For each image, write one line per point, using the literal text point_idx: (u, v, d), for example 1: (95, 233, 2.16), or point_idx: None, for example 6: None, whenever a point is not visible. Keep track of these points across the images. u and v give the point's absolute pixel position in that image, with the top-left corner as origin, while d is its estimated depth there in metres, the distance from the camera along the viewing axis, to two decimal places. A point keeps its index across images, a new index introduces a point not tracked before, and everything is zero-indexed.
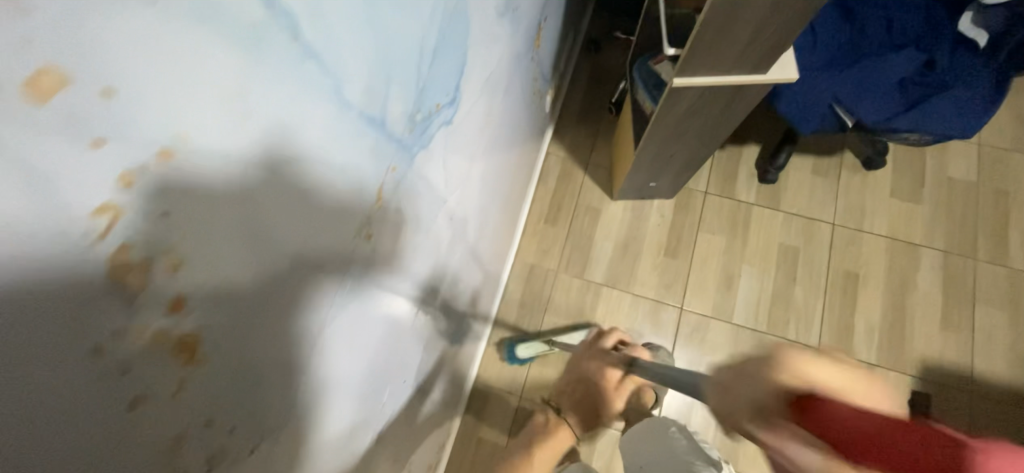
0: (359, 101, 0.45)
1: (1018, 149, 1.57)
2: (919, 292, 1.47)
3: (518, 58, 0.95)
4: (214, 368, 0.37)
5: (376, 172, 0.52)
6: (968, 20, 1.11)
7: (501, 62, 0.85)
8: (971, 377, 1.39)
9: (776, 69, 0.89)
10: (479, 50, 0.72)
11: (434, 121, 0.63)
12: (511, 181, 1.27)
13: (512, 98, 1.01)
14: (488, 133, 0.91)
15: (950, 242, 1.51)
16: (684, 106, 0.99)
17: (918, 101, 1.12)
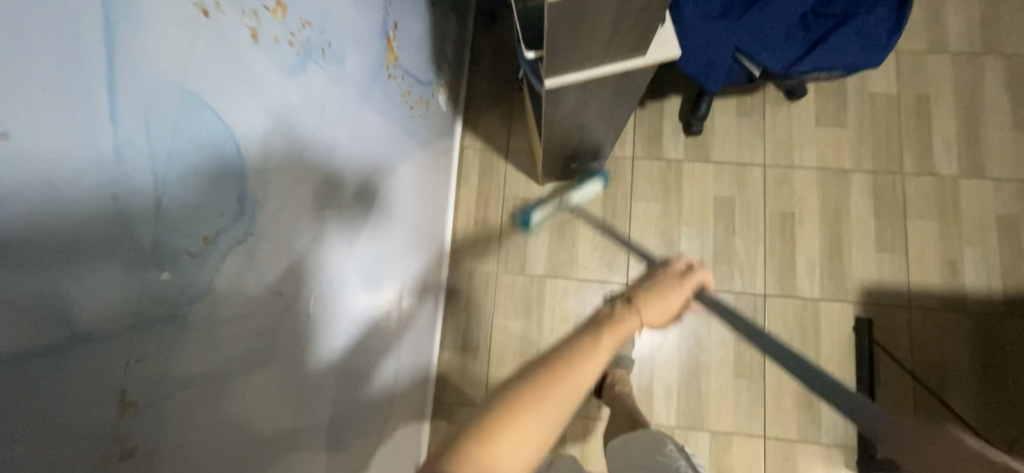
0: (161, 144, 0.40)
1: (933, 50, 1.53)
2: (853, 218, 1.46)
3: (370, 78, 0.80)
4: (43, 438, 0.32)
5: (224, 223, 0.47)
6: None
7: (342, 95, 0.70)
8: (909, 293, 1.42)
9: (655, 48, 0.78)
10: (297, 96, 0.58)
11: (284, 171, 0.57)
12: (421, 186, 1.18)
13: (379, 122, 0.86)
14: (355, 180, 0.77)
15: (876, 161, 1.49)
16: (571, 101, 0.88)
17: (821, 37, 1.04)
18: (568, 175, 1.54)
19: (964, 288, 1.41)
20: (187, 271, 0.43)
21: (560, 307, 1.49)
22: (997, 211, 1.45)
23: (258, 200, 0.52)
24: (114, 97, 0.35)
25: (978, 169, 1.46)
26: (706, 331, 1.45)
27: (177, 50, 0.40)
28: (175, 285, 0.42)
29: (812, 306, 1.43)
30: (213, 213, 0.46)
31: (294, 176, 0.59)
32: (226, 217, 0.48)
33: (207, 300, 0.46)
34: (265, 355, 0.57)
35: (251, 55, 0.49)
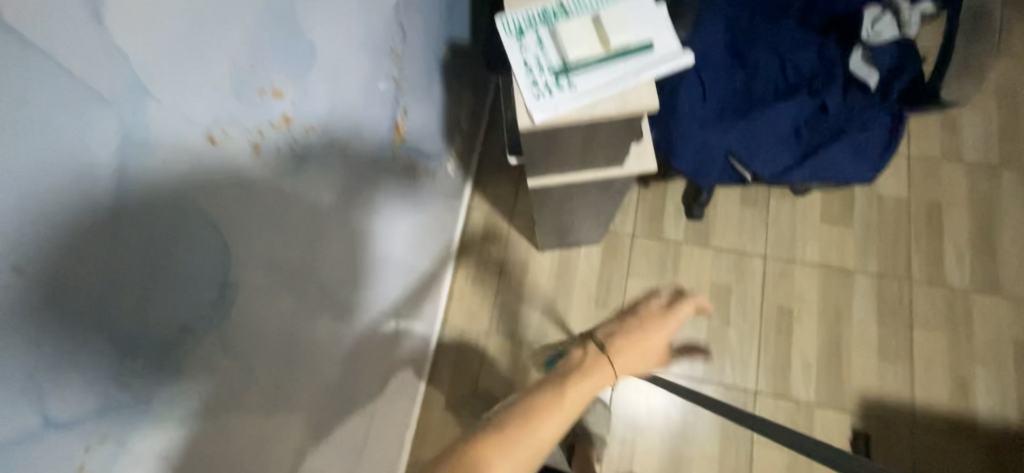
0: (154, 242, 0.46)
1: (946, 159, 1.52)
2: (854, 322, 1.43)
3: (372, 144, 0.88)
4: None
5: (200, 302, 0.53)
6: (857, 58, 1.05)
7: (339, 162, 0.78)
8: (912, 409, 1.35)
9: (632, 160, 0.84)
10: (290, 166, 0.65)
11: (268, 230, 0.63)
12: (422, 242, 1.25)
13: (378, 183, 0.94)
14: (340, 238, 0.83)
15: (883, 264, 1.46)
16: (556, 195, 0.94)
17: (812, 150, 1.07)
18: (603, 327, 1.50)
19: (973, 411, 1.33)
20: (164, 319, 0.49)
21: None
22: (1012, 331, 1.38)
23: (235, 276, 0.59)
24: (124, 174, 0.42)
25: (992, 284, 1.41)
26: (693, 421, 1.42)
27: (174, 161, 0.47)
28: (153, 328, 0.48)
29: (806, 410, 1.38)
30: (190, 295, 0.52)
31: (277, 235, 0.66)
32: (203, 294, 0.54)
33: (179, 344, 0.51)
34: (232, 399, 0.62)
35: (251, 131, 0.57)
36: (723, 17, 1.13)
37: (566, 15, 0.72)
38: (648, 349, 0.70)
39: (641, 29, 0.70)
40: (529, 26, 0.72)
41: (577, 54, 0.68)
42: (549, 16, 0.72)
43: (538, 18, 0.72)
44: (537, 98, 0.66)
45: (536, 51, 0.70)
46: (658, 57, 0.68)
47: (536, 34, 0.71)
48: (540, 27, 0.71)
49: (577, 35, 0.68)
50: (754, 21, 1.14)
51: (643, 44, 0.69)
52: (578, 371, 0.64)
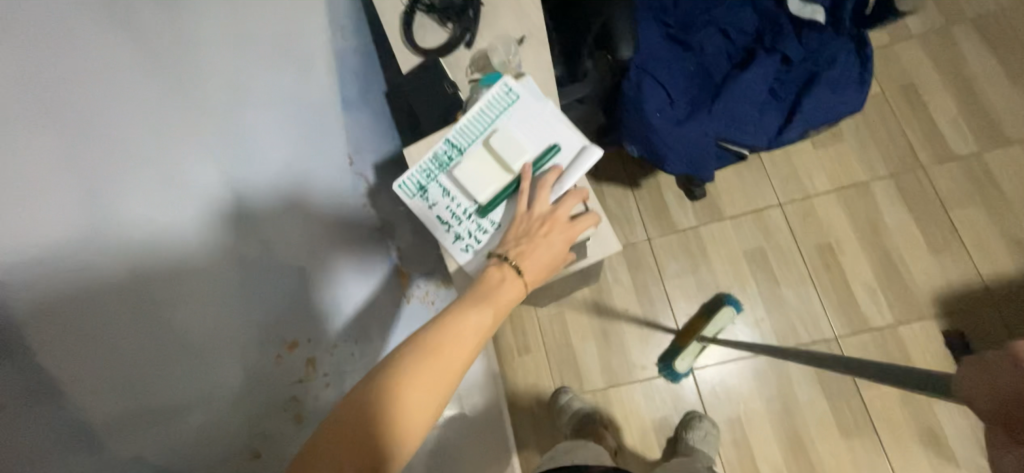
0: None
1: (898, 40, 1.52)
2: (892, 229, 1.40)
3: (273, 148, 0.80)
4: None
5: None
6: (795, 2, 1.04)
7: (235, 181, 0.71)
8: (987, 288, 1.32)
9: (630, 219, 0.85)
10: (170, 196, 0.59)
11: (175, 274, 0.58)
12: None
13: None
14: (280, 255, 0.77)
15: (890, 163, 1.44)
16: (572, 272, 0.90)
17: (795, 103, 1.04)
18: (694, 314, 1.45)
19: None
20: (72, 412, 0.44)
21: (635, 415, 1.41)
22: None
23: None
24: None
25: (998, 138, 1.41)
26: (793, 393, 1.36)
27: None
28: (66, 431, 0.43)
29: (892, 333, 1.34)
30: None
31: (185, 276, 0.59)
32: None
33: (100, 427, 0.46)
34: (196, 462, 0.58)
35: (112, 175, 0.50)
36: (651, 14, 1.11)
37: (459, 155, 0.82)
38: (547, 253, 0.69)
39: (532, 143, 0.80)
40: (430, 180, 0.82)
41: (484, 194, 0.78)
42: (443, 161, 0.82)
43: (434, 168, 0.82)
44: (465, 251, 0.79)
45: (448, 202, 0.81)
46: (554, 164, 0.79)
47: (438, 185, 0.81)
48: (441, 178, 0.81)
49: (479, 174, 0.78)
50: (680, 6, 1.12)
51: (538, 156, 0.79)
52: (494, 284, 0.65)
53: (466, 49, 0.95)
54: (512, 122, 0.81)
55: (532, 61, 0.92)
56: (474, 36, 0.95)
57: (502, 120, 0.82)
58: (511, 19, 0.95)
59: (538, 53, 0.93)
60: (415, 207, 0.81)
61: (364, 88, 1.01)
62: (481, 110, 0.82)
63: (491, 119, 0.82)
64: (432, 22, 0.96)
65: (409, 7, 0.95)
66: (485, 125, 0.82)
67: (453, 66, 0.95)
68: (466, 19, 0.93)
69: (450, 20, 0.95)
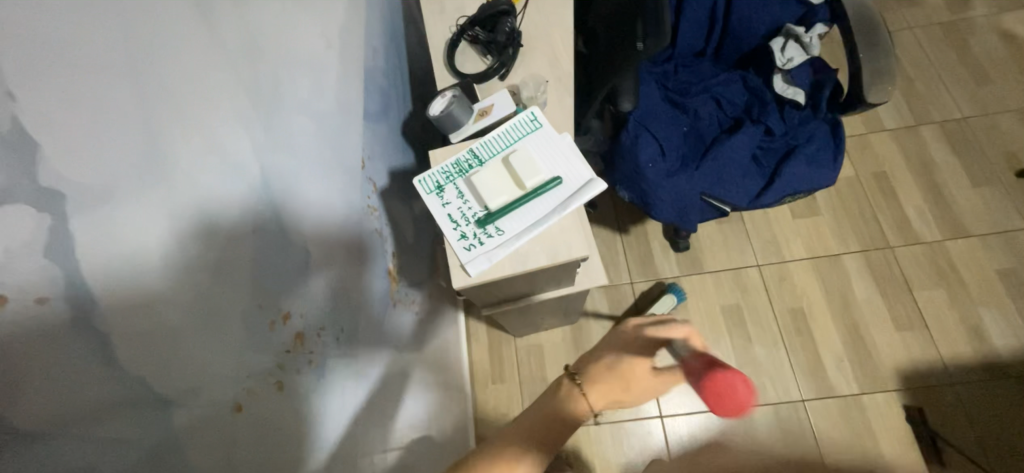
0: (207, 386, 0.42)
1: (873, 131, 1.67)
2: (861, 303, 1.48)
3: (326, 116, 0.77)
4: None
5: (255, 444, 0.48)
6: (780, 82, 1.16)
7: (293, 134, 0.66)
8: (946, 368, 1.38)
9: (586, 275, 0.89)
10: (240, 130, 0.53)
11: (236, 211, 0.50)
12: (437, 369, 1.19)
13: (378, 291, 0.89)
14: (318, 222, 0.70)
15: (862, 240, 1.54)
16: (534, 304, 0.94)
17: (776, 170, 1.13)
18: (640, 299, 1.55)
19: (996, 351, 1.39)
20: (148, 349, 0.36)
21: (604, 459, 1.39)
22: (994, 266, 1.48)
23: (280, 423, 0.52)
24: (63, 156, 0.32)
25: (957, 231, 1.52)
26: None
27: (217, 302, 0.45)
28: (139, 370, 0.35)
29: (857, 403, 1.37)
30: (244, 437, 0.46)
31: (247, 222, 0.52)
32: (255, 436, 0.48)
33: (174, 377, 0.38)
34: (272, 450, 0.50)
35: (190, 93, 0.46)
36: (653, 77, 1.23)
37: (480, 162, 0.67)
38: (633, 378, 0.59)
39: (554, 162, 0.65)
40: (448, 181, 0.67)
41: (496, 202, 0.63)
42: (464, 166, 0.67)
43: (454, 170, 0.67)
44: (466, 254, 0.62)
45: (459, 204, 0.65)
46: (569, 188, 0.63)
47: (455, 187, 0.66)
48: (458, 180, 0.67)
49: (491, 182, 0.64)
50: (679, 74, 1.25)
51: (556, 178, 0.64)
52: (553, 409, 0.59)
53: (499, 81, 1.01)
54: (540, 138, 0.67)
55: (560, 102, 0.97)
56: (508, 72, 1.00)
57: (530, 134, 0.68)
58: (545, 62, 1.00)
59: (562, 104, 0.96)
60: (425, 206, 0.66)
61: (386, 103, 1.08)
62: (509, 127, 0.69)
63: (517, 135, 0.68)
64: (476, 51, 1.04)
65: (457, 34, 1.03)
66: (513, 136, 0.68)
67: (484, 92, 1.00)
68: (500, 59, 0.99)
69: (490, 53, 1.01)
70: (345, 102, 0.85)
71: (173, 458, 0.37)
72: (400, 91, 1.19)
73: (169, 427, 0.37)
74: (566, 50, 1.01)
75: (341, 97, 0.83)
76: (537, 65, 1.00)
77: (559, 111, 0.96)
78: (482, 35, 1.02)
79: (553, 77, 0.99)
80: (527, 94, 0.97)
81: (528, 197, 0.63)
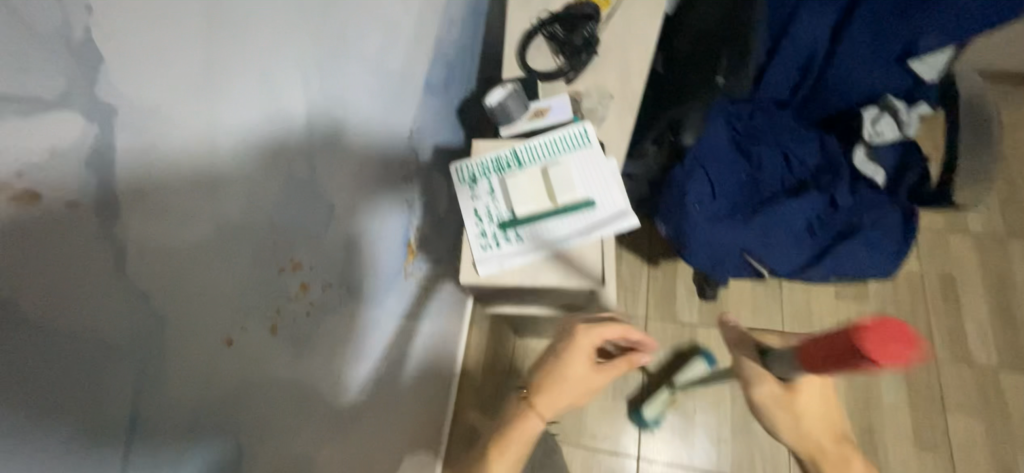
0: (202, 311, 0.44)
1: (953, 230, 1.52)
2: (885, 405, 1.38)
3: (388, 76, 0.77)
4: None
5: (235, 374, 0.50)
6: (860, 155, 1.08)
7: (352, 85, 0.66)
8: None
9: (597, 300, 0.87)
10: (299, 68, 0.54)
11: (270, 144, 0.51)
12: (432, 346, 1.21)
13: (393, 260, 0.91)
14: (350, 176, 0.71)
15: (905, 341, 1.43)
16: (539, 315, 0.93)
17: (830, 247, 1.06)
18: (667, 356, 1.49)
19: None
20: (155, 249, 0.38)
21: None
22: None
23: (261, 363, 0.54)
24: (120, 68, 0.34)
25: (1017, 362, 1.38)
26: None
27: (233, 233, 0.47)
28: (141, 267, 0.37)
29: None
30: (223, 365, 0.48)
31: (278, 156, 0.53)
32: (236, 364, 0.49)
33: (171, 281, 0.40)
34: (250, 382, 0.52)
35: (262, 30, 0.47)
36: (726, 116, 1.16)
37: (519, 164, 0.66)
38: (569, 375, 0.78)
39: (591, 184, 0.64)
40: (484, 175, 0.66)
41: (524, 209, 0.63)
42: (502, 163, 0.66)
43: (491, 166, 0.67)
44: (480, 252, 0.62)
45: (488, 202, 0.65)
46: (600, 215, 0.62)
47: (488, 183, 0.66)
48: (493, 177, 0.66)
49: (524, 189, 0.63)
50: (755, 118, 1.17)
51: (589, 201, 0.62)
52: (518, 417, 0.79)
53: (564, 84, 0.98)
54: (585, 156, 0.65)
55: (620, 120, 0.93)
56: (576, 77, 0.97)
57: (577, 149, 0.66)
58: (616, 76, 0.97)
59: (621, 122, 0.93)
60: (455, 195, 0.66)
61: (449, 78, 1.08)
62: (557, 137, 0.67)
63: (562, 147, 0.67)
64: (550, 49, 1.02)
65: (536, 28, 1.01)
66: (559, 147, 0.66)
67: (547, 91, 0.98)
68: (571, 63, 0.97)
69: (563, 53, 0.99)
70: (410, 69, 0.86)
71: (154, 373, 0.40)
72: (467, 69, 1.19)
73: (156, 344, 0.39)
74: (642, 69, 0.97)
75: (406, 64, 0.84)
76: (608, 77, 0.97)
77: (616, 129, 0.93)
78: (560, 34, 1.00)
79: (620, 94, 0.96)
80: (588, 104, 0.94)
81: (555, 213, 0.62)
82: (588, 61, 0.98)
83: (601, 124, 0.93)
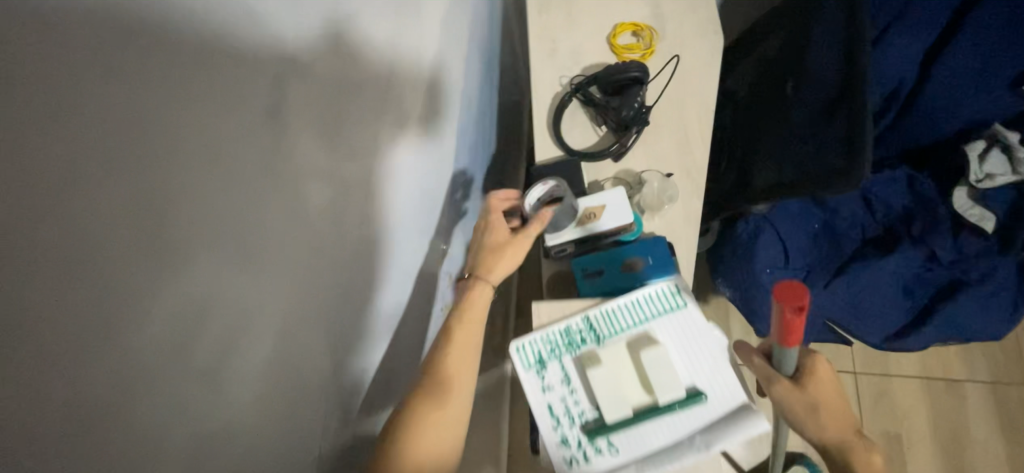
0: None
1: None
2: (974, 441, 1.26)
3: (420, 199, 0.66)
4: None
5: None
6: (963, 196, 0.90)
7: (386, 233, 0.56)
8: None
9: None
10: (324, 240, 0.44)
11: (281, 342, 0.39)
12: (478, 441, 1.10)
13: None
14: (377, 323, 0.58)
15: (992, 368, 1.29)
16: None
17: (929, 310, 0.92)
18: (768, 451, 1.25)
19: None
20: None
21: None
22: None
23: None
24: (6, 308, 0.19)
25: None
26: None
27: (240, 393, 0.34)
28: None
29: None
30: None
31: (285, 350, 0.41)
32: None
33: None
34: None
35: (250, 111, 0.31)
36: None
37: (596, 337, 0.53)
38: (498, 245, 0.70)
39: (694, 365, 0.50)
40: (553, 355, 0.53)
41: (614, 408, 0.49)
42: (575, 338, 0.53)
43: (561, 342, 0.53)
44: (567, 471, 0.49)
45: (564, 394, 0.52)
46: (714, 413, 0.48)
47: (560, 368, 0.52)
48: (566, 357, 0.53)
49: (610, 379, 0.50)
50: None
51: (697, 394, 0.49)
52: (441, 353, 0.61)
53: (612, 160, 0.83)
54: (680, 323, 0.52)
55: (685, 204, 0.78)
56: (625, 153, 0.81)
57: (669, 312, 0.52)
58: (674, 144, 0.81)
59: (686, 207, 0.78)
60: (520, 384, 0.53)
61: (473, 160, 0.92)
62: (639, 298, 0.53)
63: (648, 311, 0.53)
64: (588, 115, 0.86)
65: (570, 94, 0.85)
66: (644, 312, 0.53)
67: (591, 171, 0.83)
68: (620, 138, 0.81)
69: (606, 123, 0.83)
70: (439, 181, 0.74)
71: None
72: (487, 133, 1.03)
73: None
74: (703, 132, 0.82)
75: (439, 175, 0.72)
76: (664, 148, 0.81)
77: (682, 216, 0.78)
78: (600, 99, 0.83)
79: (681, 168, 0.81)
80: (650, 191, 0.78)
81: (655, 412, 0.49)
82: (638, 134, 0.82)
83: (663, 212, 0.78)
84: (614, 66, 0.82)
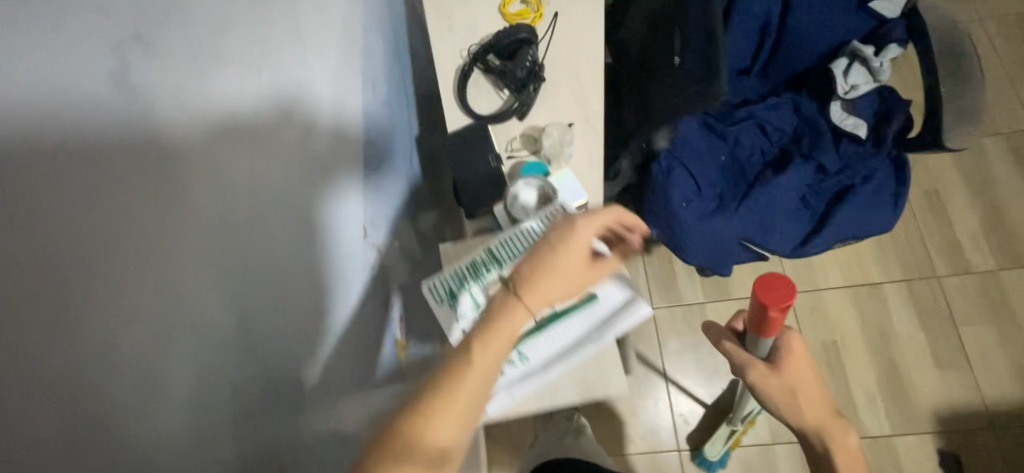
0: None
1: None
2: (899, 336, 1.38)
3: None
4: None
5: None
6: (838, 109, 1.02)
7: None
8: (987, 409, 1.30)
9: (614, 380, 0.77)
10: None
11: None
12: None
13: None
14: None
15: (906, 268, 1.43)
16: None
17: (826, 214, 1.01)
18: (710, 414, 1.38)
19: None
20: None
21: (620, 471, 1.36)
22: None
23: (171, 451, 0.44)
24: None
25: (1014, 260, 1.40)
26: None
27: None
28: None
29: (888, 443, 1.30)
30: None
31: None
32: None
33: None
34: None
35: None
36: None
37: (500, 266, 0.66)
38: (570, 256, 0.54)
39: None
40: (466, 287, 0.67)
41: None
42: (482, 270, 0.67)
43: (472, 275, 0.67)
44: None
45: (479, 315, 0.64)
46: (601, 308, 0.61)
47: (472, 296, 0.66)
48: (477, 287, 0.66)
49: None
50: None
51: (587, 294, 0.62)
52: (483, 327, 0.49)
53: (518, 121, 0.88)
54: None
55: (586, 149, 0.85)
56: (528, 111, 0.87)
57: None
58: (571, 97, 0.88)
59: (589, 152, 0.85)
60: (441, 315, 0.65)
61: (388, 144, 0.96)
62: (532, 230, 0.68)
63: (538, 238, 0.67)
64: (489, 81, 0.91)
65: (468, 64, 0.90)
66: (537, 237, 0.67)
67: (499, 134, 0.88)
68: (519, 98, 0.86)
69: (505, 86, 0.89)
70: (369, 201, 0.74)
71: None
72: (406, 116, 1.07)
73: None
74: (597, 84, 0.88)
75: (367, 197, 0.72)
76: (562, 102, 0.88)
77: (586, 160, 0.84)
78: (497, 64, 0.89)
79: (579, 116, 0.87)
80: (552, 144, 0.84)
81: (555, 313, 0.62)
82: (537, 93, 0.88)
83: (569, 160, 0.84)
84: (503, 32, 0.87)
